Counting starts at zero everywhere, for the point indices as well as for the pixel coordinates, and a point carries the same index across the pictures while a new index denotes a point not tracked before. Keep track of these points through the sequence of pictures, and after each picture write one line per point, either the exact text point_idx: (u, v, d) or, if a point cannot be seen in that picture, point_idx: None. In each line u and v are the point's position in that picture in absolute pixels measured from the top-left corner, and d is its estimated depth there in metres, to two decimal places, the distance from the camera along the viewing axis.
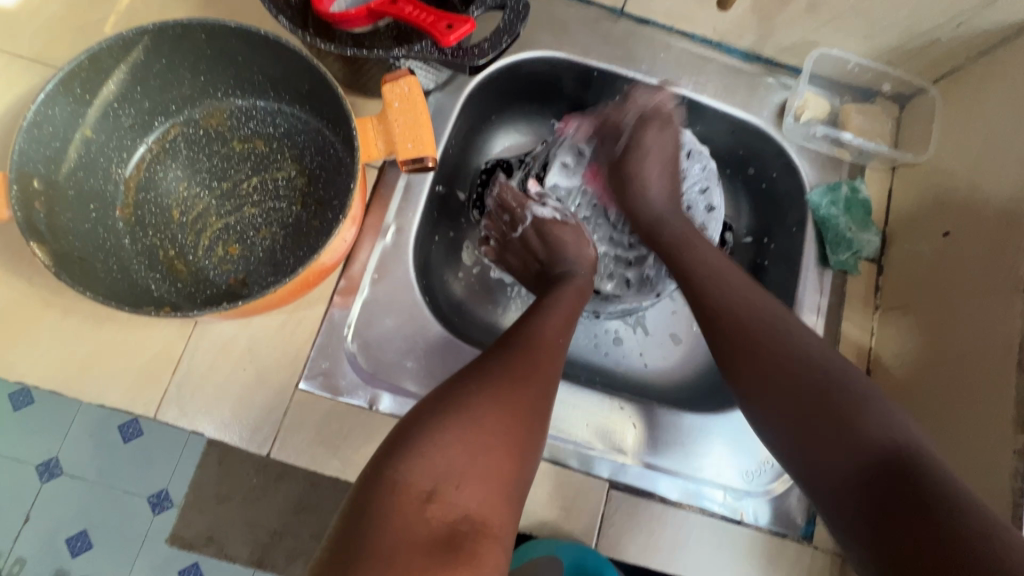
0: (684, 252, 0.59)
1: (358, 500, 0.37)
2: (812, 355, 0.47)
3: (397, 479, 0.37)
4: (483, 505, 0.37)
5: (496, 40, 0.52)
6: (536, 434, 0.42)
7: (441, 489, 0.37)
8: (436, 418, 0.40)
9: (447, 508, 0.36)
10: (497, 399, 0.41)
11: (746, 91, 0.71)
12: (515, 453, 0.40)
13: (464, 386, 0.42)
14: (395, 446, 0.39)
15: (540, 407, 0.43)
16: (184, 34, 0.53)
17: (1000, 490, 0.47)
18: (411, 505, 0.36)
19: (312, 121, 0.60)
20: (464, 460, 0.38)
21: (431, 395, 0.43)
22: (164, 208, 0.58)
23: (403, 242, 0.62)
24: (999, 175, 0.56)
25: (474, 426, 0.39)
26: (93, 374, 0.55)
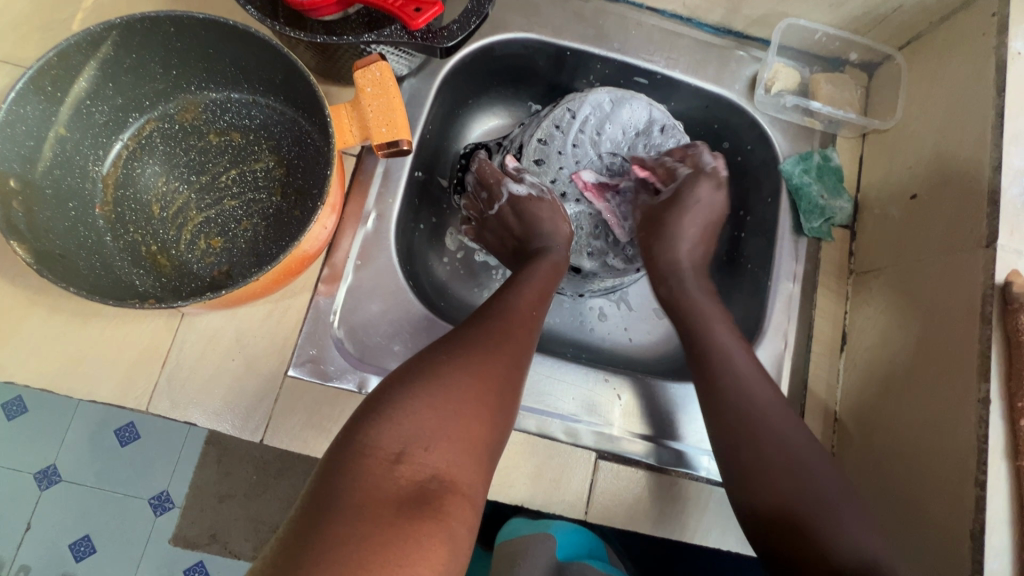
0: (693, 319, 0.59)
1: (330, 463, 0.38)
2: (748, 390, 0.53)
3: (368, 442, 0.38)
4: (452, 466, 0.39)
5: (465, 22, 0.53)
6: (506, 401, 0.44)
7: (410, 452, 0.38)
8: (409, 385, 0.41)
9: (416, 468, 0.37)
10: (468, 367, 0.43)
11: (718, 64, 0.72)
12: (485, 418, 0.42)
13: (435, 358, 0.44)
14: (367, 413, 0.40)
15: (510, 376, 0.45)
16: (153, 27, 0.52)
17: (967, 438, 0.49)
18: (381, 466, 0.37)
19: (287, 111, 0.61)
20: (435, 423, 0.39)
21: (404, 365, 0.44)
22: (144, 204, 0.59)
23: (384, 227, 0.63)
24: (960, 135, 0.57)
25: (445, 392, 0.41)
26: (82, 371, 0.55)
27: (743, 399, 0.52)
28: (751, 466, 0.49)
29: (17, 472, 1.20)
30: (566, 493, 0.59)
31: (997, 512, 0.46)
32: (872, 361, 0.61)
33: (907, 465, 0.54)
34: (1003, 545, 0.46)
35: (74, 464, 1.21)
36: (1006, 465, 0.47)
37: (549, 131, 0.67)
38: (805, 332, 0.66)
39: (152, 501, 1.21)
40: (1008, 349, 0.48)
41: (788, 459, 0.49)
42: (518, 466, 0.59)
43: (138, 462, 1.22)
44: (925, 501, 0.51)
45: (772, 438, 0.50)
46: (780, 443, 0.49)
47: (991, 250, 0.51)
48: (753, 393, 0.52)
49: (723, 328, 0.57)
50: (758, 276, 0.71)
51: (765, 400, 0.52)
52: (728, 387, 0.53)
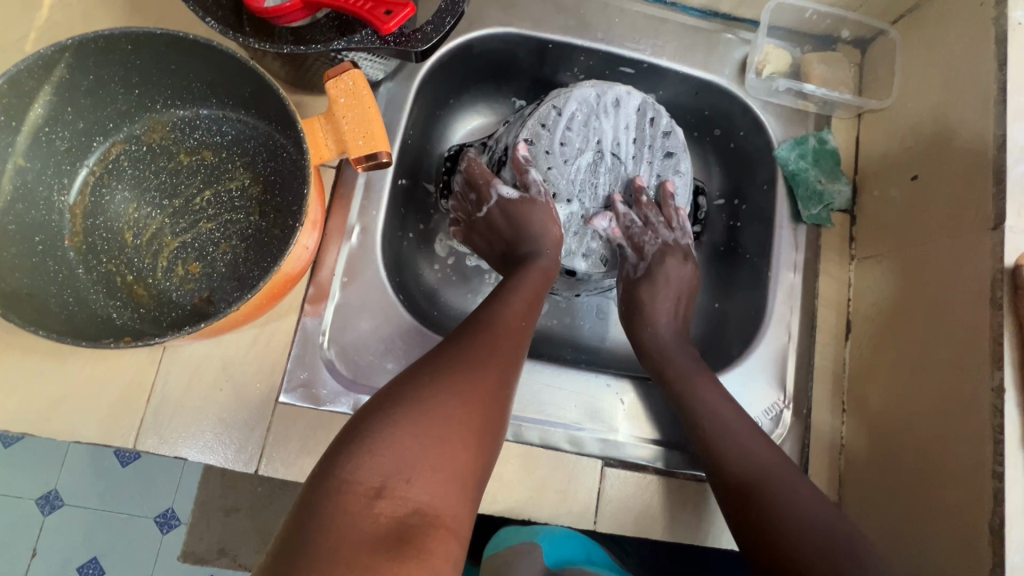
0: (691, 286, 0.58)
1: (305, 497, 0.36)
2: None
3: (346, 476, 0.36)
4: (436, 498, 0.37)
5: (438, 22, 0.50)
6: (494, 423, 0.42)
7: (391, 485, 0.36)
8: (389, 412, 0.39)
9: (397, 503, 0.36)
10: (454, 388, 0.41)
11: (706, 49, 0.70)
12: (471, 442, 0.40)
13: (418, 380, 0.42)
14: (345, 444, 0.38)
15: (498, 396, 0.44)
16: (108, 46, 0.49)
17: (982, 428, 0.47)
18: (358, 502, 0.35)
19: (261, 125, 0.58)
20: (418, 452, 0.37)
21: (388, 387, 0.42)
22: (116, 232, 0.56)
23: (369, 241, 0.61)
24: (961, 112, 0.55)
25: (430, 417, 0.39)
26: (63, 412, 0.53)
27: None
28: None
29: (18, 499, 1.18)
30: (573, 504, 0.57)
31: (1016, 504, 0.45)
32: (879, 349, 0.59)
33: (919, 457, 0.53)
34: (1023, 536, 0.45)
35: (76, 487, 1.19)
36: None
37: (535, 130, 0.64)
38: (809, 323, 0.65)
39: (158, 519, 1.19)
40: (1020, 335, 0.47)
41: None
42: (522, 479, 0.57)
43: (140, 482, 1.20)
44: (940, 493, 0.50)
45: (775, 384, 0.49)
46: None
47: (999, 232, 0.49)
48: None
49: None
50: (757, 265, 0.69)
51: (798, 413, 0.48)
52: None
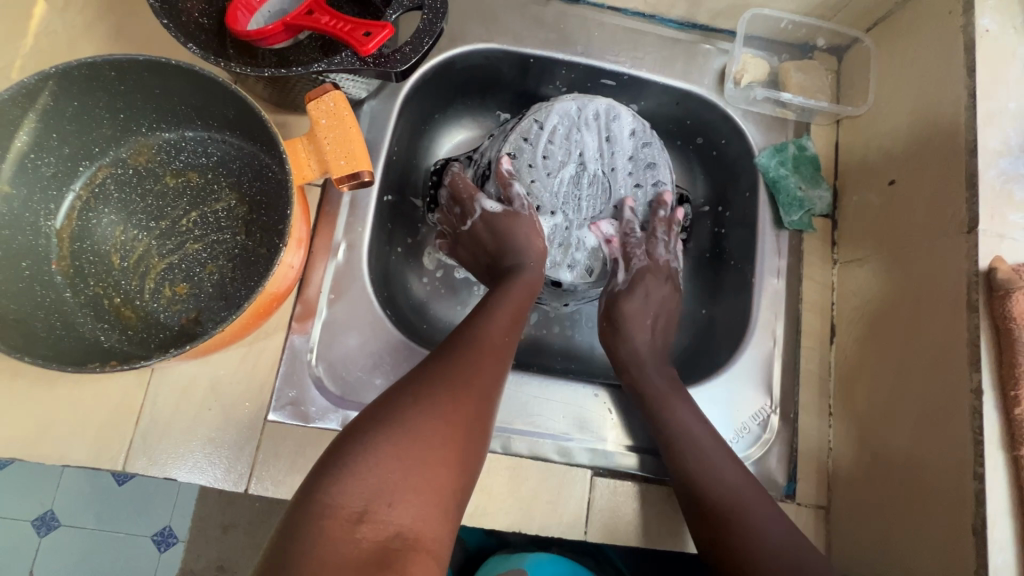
0: None
1: (287, 520, 0.37)
2: None
3: (329, 500, 0.37)
4: (417, 520, 0.38)
5: (417, 42, 0.51)
6: (475, 442, 0.44)
7: (373, 509, 0.37)
8: (372, 435, 0.40)
9: (379, 527, 0.37)
10: (435, 409, 0.42)
11: (685, 60, 0.71)
12: (452, 464, 0.41)
13: (400, 402, 0.43)
14: (327, 467, 0.39)
15: (479, 414, 0.45)
16: (92, 73, 0.50)
17: (962, 430, 0.48)
18: (341, 527, 0.36)
19: (245, 146, 0.59)
20: (400, 475, 0.39)
21: (371, 407, 0.43)
22: (103, 255, 0.57)
23: (356, 257, 0.61)
24: (934, 118, 0.56)
25: (411, 441, 0.40)
26: (52, 435, 0.53)
27: None
28: None
29: (14, 521, 1.17)
30: (564, 515, 0.58)
31: (997, 505, 0.46)
32: (862, 353, 0.60)
33: (903, 459, 0.53)
34: (1006, 536, 0.45)
35: (73, 508, 1.19)
36: (1003, 455, 0.46)
37: (517, 144, 0.65)
38: (794, 327, 0.65)
39: (155, 538, 1.19)
40: (996, 337, 0.47)
41: None
42: (512, 491, 0.57)
43: (138, 501, 1.20)
44: (924, 494, 0.51)
45: None
46: None
47: (973, 236, 0.50)
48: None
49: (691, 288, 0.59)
50: (742, 271, 0.70)
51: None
52: None
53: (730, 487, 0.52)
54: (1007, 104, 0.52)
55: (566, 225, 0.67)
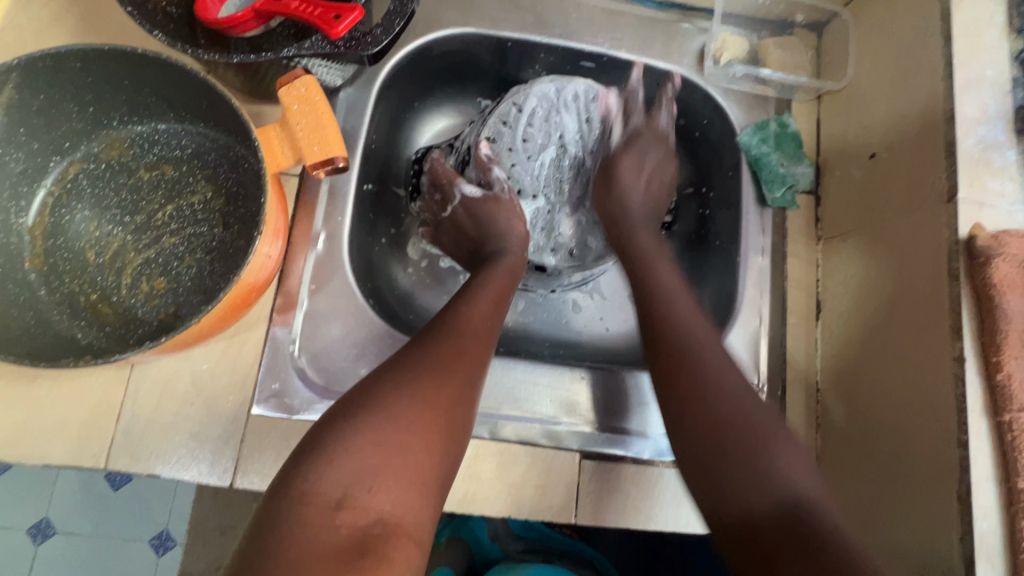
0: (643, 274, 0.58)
1: (264, 508, 0.36)
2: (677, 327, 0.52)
3: (308, 488, 0.37)
4: (398, 506, 0.38)
5: (388, 24, 0.50)
6: (458, 428, 0.43)
7: (352, 496, 0.37)
8: (351, 421, 0.40)
9: (358, 514, 0.36)
10: (415, 394, 0.42)
11: (664, 40, 0.70)
12: (434, 449, 0.41)
13: (380, 387, 0.42)
14: (306, 455, 0.39)
15: (462, 399, 0.44)
16: (56, 64, 0.49)
17: (946, 398, 0.48)
18: (320, 513, 0.36)
19: (219, 136, 0.58)
20: (380, 461, 0.38)
21: (351, 394, 0.43)
22: (78, 252, 0.56)
23: (336, 247, 0.61)
24: (912, 89, 0.56)
25: (390, 427, 0.40)
26: (31, 435, 0.52)
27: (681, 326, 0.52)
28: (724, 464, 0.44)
29: (8, 530, 1.16)
30: (554, 499, 0.57)
31: (982, 471, 0.46)
32: (848, 328, 0.60)
33: (889, 431, 0.53)
34: (991, 502, 0.45)
35: (67, 515, 1.18)
36: (987, 422, 0.46)
37: (496, 128, 0.64)
38: (779, 305, 0.65)
39: (152, 542, 1.18)
40: (977, 304, 0.47)
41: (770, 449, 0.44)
42: (501, 477, 0.57)
43: (133, 506, 1.19)
44: (911, 464, 0.51)
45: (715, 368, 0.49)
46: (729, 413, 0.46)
47: (953, 205, 0.49)
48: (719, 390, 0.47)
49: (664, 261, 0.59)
50: (727, 251, 0.69)
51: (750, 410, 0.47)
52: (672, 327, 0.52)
53: None
54: (985, 71, 0.52)
55: (548, 207, 0.67)
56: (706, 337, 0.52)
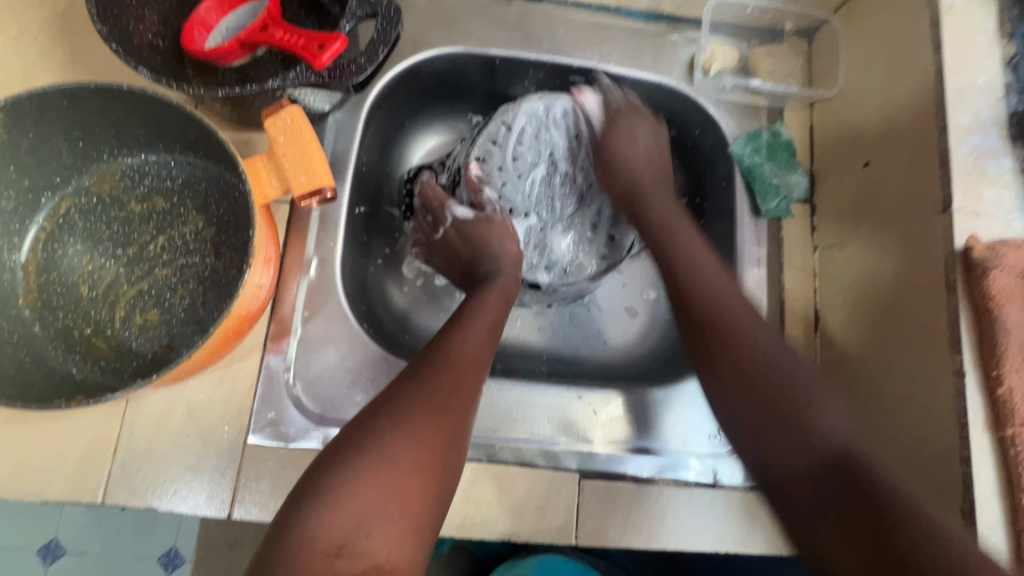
0: (724, 327, 0.50)
1: (261, 555, 0.36)
2: (724, 302, 0.52)
3: (307, 534, 0.36)
4: (396, 550, 0.38)
5: (372, 52, 0.51)
6: (453, 463, 0.43)
7: (351, 542, 0.37)
8: (347, 464, 0.39)
9: (357, 560, 0.36)
10: (412, 433, 0.41)
11: (653, 52, 0.70)
12: (430, 488, 0.41)
13: (377, 424, 0.42)
14: (303, 497, 0.38)
15: (456, 434, 0.44)
16: (44, 103, 0.49)
17: (946, 411, 0.47)
18: (319, 562, 0.35)
19: (209, 167, 0.58)
20: (378, 506, 0.38)
21: (346, 431, 0.42)
22: (71, 286, 0.56)
23: (328, 272, 0.61)
24: (904, 96, 0.55)
25: (388, 468, 0.39)
26: (29, 472, 0.52)
27: (709, 287, 0.54)
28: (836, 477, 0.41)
29: (19, 552, 1.17)
30: (554, 521, 0.57)
31: (985, 487, 0.45)
32: (847, 339, 0.59)
33: (890, 445, 0.53)
34: (995, 518, 0.45)
35: (77, 534, 1.18)
36: (989, 437, 0.45)
37: (486, 147, 0.65)
38: (777, 316, 0.65)
39: (162, 560, 1.19)
40: (975, 315, 0.47)
41: (808, 402, 0.45)
42: (500, 499, 0.57)
43: (142, 524, 1.19)
44: (915, 479, 0.50)
45: (763, 339, 0.49)
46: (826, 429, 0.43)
47: (948, 215, 0.49)
48: (762, 351, 0.48)
49: (688, 228, 0.59)
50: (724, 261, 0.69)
51: (814, 379, 0.46)
52: (743, 356, 0.48)
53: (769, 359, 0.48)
54: (976, 79, 0.51)
55: (541, 224, 0.67)
56: (749, 322, 0.51)
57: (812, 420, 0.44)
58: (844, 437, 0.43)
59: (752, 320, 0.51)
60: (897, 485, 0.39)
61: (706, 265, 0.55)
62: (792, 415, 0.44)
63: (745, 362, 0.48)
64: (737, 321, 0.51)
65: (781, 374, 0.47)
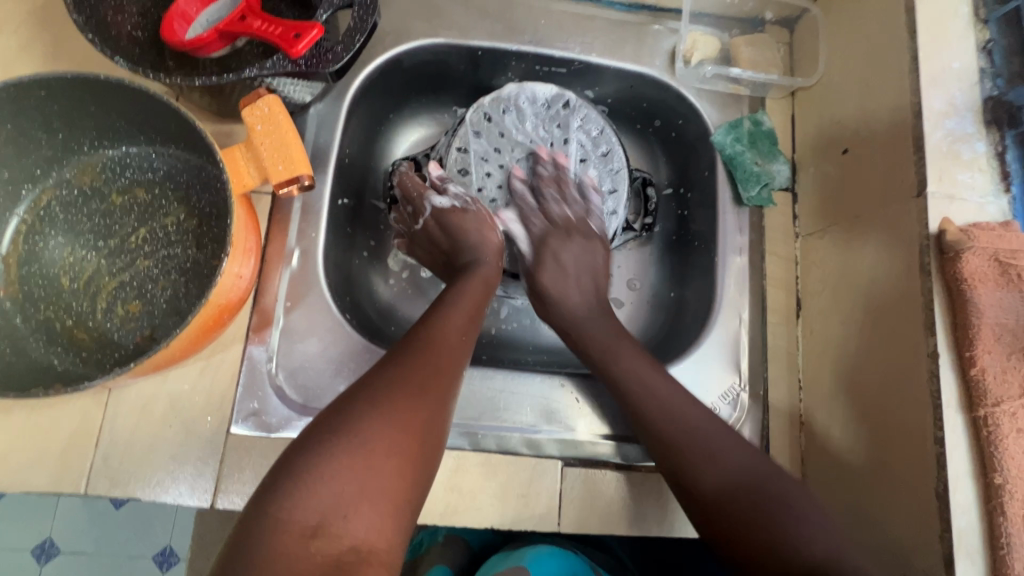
0: (614, 366, 0.57)
1: (237, 536, 0.36)
2: (681, 415, 0.53)
3: (283, 515, 0.37)
4: (373, 531, 0.38)
5: (349, 41, 0.51)
6: (431, 447, 0.44)
7: (328, 523, 0.37)
8: (324, 446, 0.40)
9: (334, 541, 0.36)
10: (390, 418, 0.42)
11: (635, 42, 0.70)
12: (408, 472, 0.41)
13: (354, 408, 0.42)
14: (279, 481, 0.38)
15: (434, 419, 0.44)
16: (22, 94, 0.49)
17: (921, 394, 0.48)
18: (295, 542, 0.35)
19: (190, 158, 0.58)
20: (354, 487, 0.38)
21: (323, 417, 0.43)
22: (52, 278, 0.56)
23: (311, 263, 0.61)
24: (881, 83, 0.56)
25: (365, 450, 0.40)
26: (11, 463, 0.53)
27: (643, 387, 0.55)
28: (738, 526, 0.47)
29: (13, 551, 1.16)
30: (536, 508, 0.57)
31: (960, 468, 0.45)
32: (827, 325, 0.59)
33: (869, 429, 0.53)
34: (969, 498, 0.45)
35: (71, 533, 1.18)
36: (963, 417, 0.46)
37: (467, 138, 0.66)
38: (759, 304, 0.65)
39: (157, 558, 1.18)
40: (949, 298, 0.47)
41: (790, 517, 0.46)
42: (483, 487, 0.57)
43: (136, 523, 1.19)
44: (892, 462, 0.50)
45: (666, 393, 0.55)
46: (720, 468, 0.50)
47: (922, 199, 0.49)
48: (699, 426, 0.52)
49: (627, 346, 0.59)
50: (707, 250, 0.69)
51: (700, 419, 0.53)
52: (646, 401, 0.55)
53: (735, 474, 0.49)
54: (951, 64, 0.52)
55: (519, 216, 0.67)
56: (659, 384, 0.56)
57: (698, 477, 0.50)
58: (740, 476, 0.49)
59: (694, 413, 0.53)
60: (783, 522, 0.46)
61: (623, 346, 0.59)
62: (765, 506, 0.47)
63: (666, 416, 0.54)
64: (692, 416, 0.53)
65: (707, 442, 0.51)
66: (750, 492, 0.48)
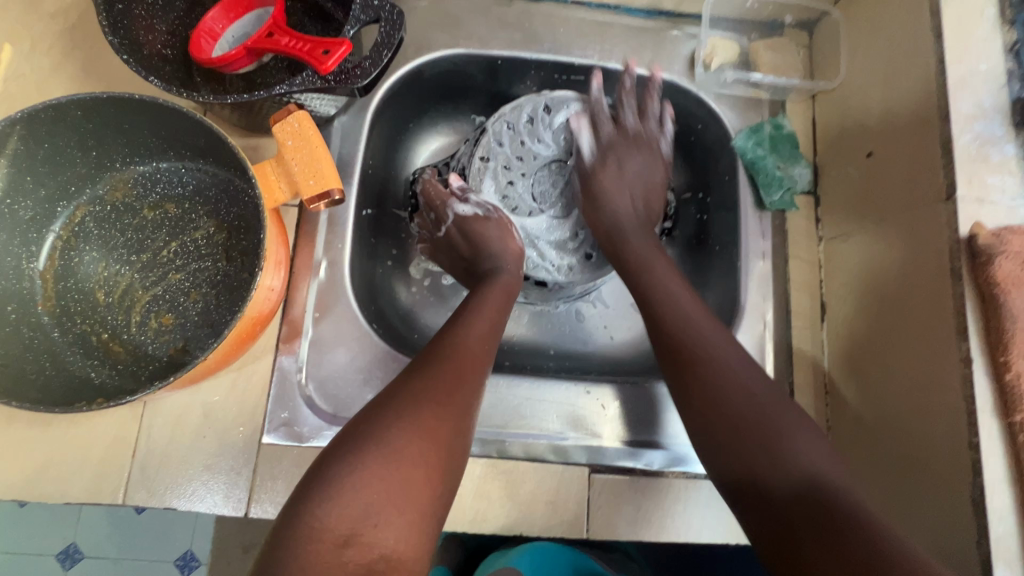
0: (646, 276, 0.58)
1: (270, 546, 0.37)
2: (707, 341, 0.51)
3: (314, 525, 0.37)
4: (401, 541, 0.38)
5: (376, 57, 0.52)
6: (457, 455, 0.44)
7: (359, 532, 0.37)
8: (352, 456, 0.40)
9: (365, 550, 0.37)
10: (418, 427, 0.42)
11: (654, 48, 0.70)
12: (435, 481, 0.41)
13: (382, 417, 0.43)
14: (309, 490, 0.39)
15: (460, 427, 0.45)
16: (59, 115, 0.50)
17: (955, 399, 0.47)
18: (326, 551, 0.36)
19: (219, 172, 0.59)
20: (383, 497, 0.39)
21: (350, 424, 0.43)
22: (88, 292, 0.57)
23: (338, 274, 0.62)
24: (906, 85, 0.55)
25: (394, 460, 0.40)
26: (51, 475, 0.54)
27: (673, 305, 0.55)
28: (746, 442, 0.45)
29: (38, 556, 1.19)
30: (565, 515, 0.58)
31: (996, 474, 0.45)
32: (854, 329, 0.59)
33: (900, 433, 0.53)
34: (1006, 505, 0.45)
35: (95, 538, 1.20)
36: (998, 422, 0.46)
37: (490, 147, 0.66)
38: (783, 308, 0.65)
39: (178, 563, 1.20)
40: (983, 304, 0.47)
41: (789, 431, 0.45)
42: (512, 495, 0.58)
43: (157, 528, 1.21)
44: (926, 467, 0.50)
45: (682, 297, 0.55)
46: (726, 373, 0.49)
47: (952, 202, 0.49)
48: (707, 336, 0.52)
49: (662, 260, 0.60)
50: (729, 255, 0.69)
51: (716, 342, 0.51)
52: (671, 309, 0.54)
53: (736, 381, 0.48)
54: (978, 66, 0.51)
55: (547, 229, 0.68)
56: (692, 306, 0.55)
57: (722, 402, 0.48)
58: (753, 398, 0.47)
59: (711, 328, 0.53)
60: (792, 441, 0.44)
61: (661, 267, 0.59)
62: (770, 439, 0.45)
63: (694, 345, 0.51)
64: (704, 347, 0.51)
65: (738, 374, 0.49)
66: (756, 404, 0.47)
